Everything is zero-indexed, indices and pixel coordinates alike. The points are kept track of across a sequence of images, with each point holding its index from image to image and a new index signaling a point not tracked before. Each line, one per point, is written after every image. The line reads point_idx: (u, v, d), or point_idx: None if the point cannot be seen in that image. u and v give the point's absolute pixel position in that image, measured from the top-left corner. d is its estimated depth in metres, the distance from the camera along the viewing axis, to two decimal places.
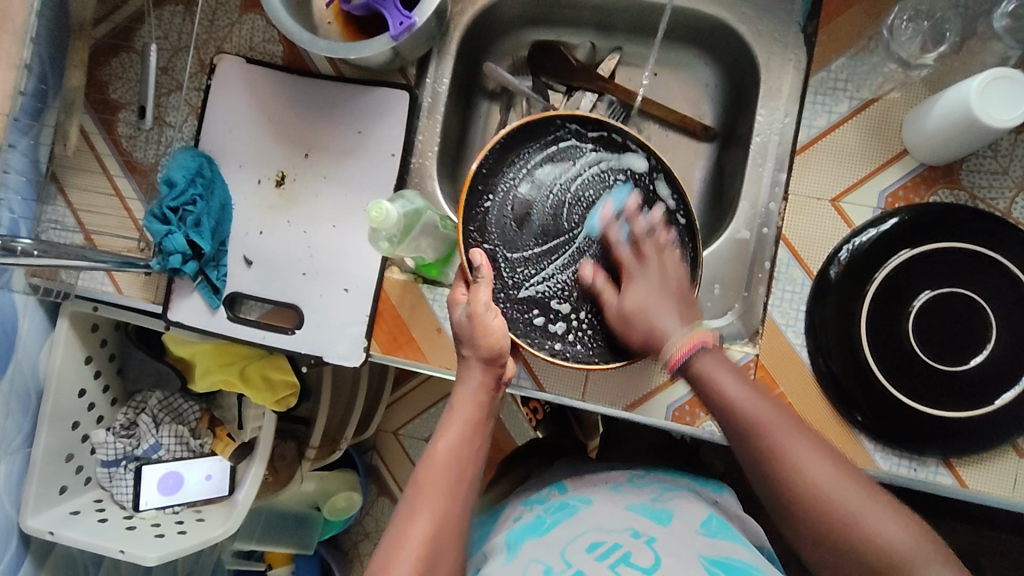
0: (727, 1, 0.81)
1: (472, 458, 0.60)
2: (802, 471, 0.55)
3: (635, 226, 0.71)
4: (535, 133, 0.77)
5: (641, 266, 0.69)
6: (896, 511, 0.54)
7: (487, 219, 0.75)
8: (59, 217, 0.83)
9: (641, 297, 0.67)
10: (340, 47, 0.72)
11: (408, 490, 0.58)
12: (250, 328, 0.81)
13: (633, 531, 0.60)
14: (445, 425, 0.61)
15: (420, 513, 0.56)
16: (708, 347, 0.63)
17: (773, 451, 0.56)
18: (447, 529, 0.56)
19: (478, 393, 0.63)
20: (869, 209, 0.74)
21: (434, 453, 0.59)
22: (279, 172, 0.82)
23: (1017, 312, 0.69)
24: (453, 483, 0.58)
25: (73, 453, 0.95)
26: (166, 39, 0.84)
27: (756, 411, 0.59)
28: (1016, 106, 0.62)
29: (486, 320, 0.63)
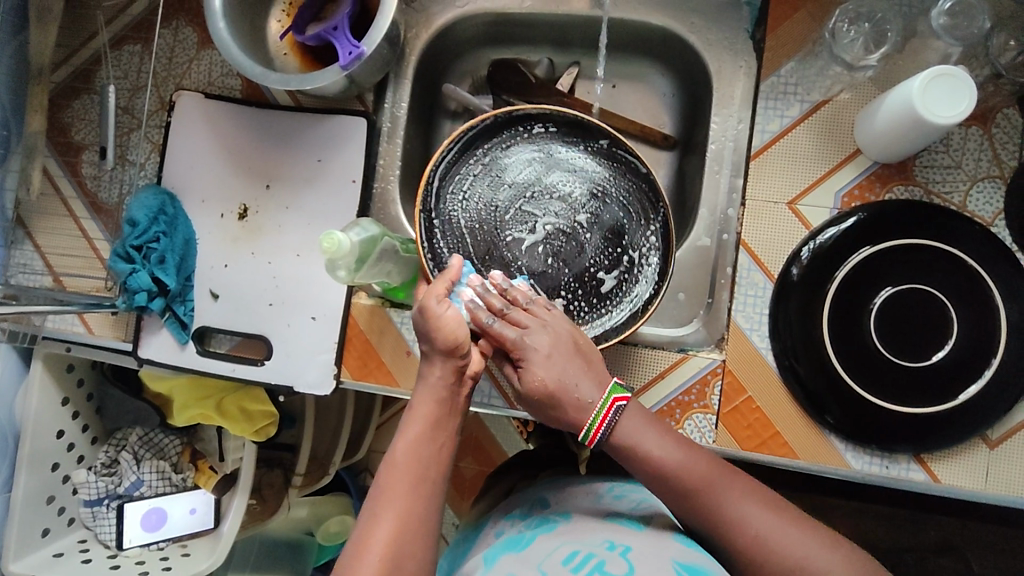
0: (675, 12, 0.82)
1: (435, 456, 0.59)
2: (742, 523, 0.56)
3: (490, 302, 0.65)
4: (490, 131, 0.76)
5: (526, 337, 0.63)
6: (838, 546, 0.55)
7: (456, 219, 0.75)
8: (27, 261, 0.84)
9: (544, 376, 0.61)
10: (292, 79, 0.72)
11: (374, 491, 0.58)
12: (219, 362, 0.81)
13: (610, 543, 0.59)
14: (407, 423, 0.61)
15: (383, 515, 0.55)
16: (623, 410, 0.62)
17: (712, 509, 0.57)
18: (413, 526, 0.56)
19: (437, 387, 0.62)
20: (826, 210, 0.75)
21: (394, 454, 0.59)
22: (241, 205, 0.82)
23: (976, 304, 0.70)
24: (419, 480, 0.58)
25: (54, 494, 0.95)
26: (125, 79, 0.85)
27: (692, 471, 0.59)
28: (959, 102, 0.63)
29: (438, 312, 0.62)
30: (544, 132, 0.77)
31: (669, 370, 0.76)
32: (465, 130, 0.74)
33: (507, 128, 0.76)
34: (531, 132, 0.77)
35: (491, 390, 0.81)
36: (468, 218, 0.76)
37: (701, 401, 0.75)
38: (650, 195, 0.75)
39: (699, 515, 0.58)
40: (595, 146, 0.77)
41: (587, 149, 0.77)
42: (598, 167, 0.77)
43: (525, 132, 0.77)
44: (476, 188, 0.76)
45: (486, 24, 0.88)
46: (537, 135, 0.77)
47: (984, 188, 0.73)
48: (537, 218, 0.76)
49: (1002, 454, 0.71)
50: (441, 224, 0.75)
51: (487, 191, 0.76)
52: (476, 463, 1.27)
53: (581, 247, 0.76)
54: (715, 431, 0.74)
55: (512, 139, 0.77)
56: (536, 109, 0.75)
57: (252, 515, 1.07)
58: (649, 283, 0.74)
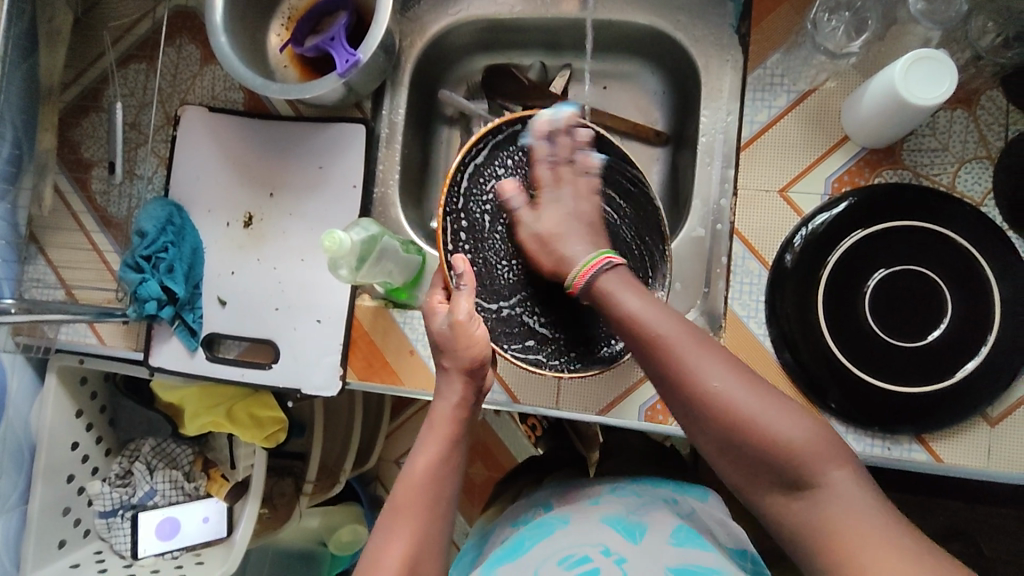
0: (662, 11, 0.84)
1: (450, 478, 0.60)
2: (702, 381, 0.54)
3: (565, 146, 0.71)
4: (512, 135, 0.74)
5: (557, 191, 0.70)
6: (801, 414, 0.54)
7: (473, 224, 0.72)
8: (40, 276, 0.86)
9: (554, 221, 0.68)
10: (292, 89, 0.75)
11: (387, 506, 0.59)
12: (228, 367, 0.83)
13: (605, 547, 0.59)
14: (424, 443, 0.61)
15: (395, 536, 0.56)
16: (614, 268, 0.63)
17: (677, 368, 0.55)
18: (427, 548, 0.57)
19: (456, 404, 0.63)
20: (817, 196, 0.76)
21: (411, 473, 0.59)
22: (246, 214, 0.85)
23: (969, 283, 0.71)
24: (432, 496, 0.59)
25: (70, 506, 0.96)
26: (132, 96, 0.88)
27: (656, 327, 0.57)
28: (941, 83, 0.64)
29: (470, 329, 0.63)
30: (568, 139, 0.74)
31: None
32: (493, 130, 0.72)
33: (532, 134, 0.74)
34: None
35: (494, 386, 0.81)
36: (489, 222, 0.73)
37: None
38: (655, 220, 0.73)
39: (654, 362, 0.57)
40: (616, 161, 0.74)
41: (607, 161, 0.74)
42: (611, 186, 0.74)
43: None
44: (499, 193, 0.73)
45: (478, 31, 0.90)
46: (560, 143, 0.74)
47: (972, 169, 0.74)
48: None
49: (1003, 431, 0.71)
50: (465, 227, 0.72)
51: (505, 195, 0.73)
52: (486, 469, 1.28)
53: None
54: None
55: (538, 143, 0.74)
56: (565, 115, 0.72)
57: (263, 523, 1.09)
58: None
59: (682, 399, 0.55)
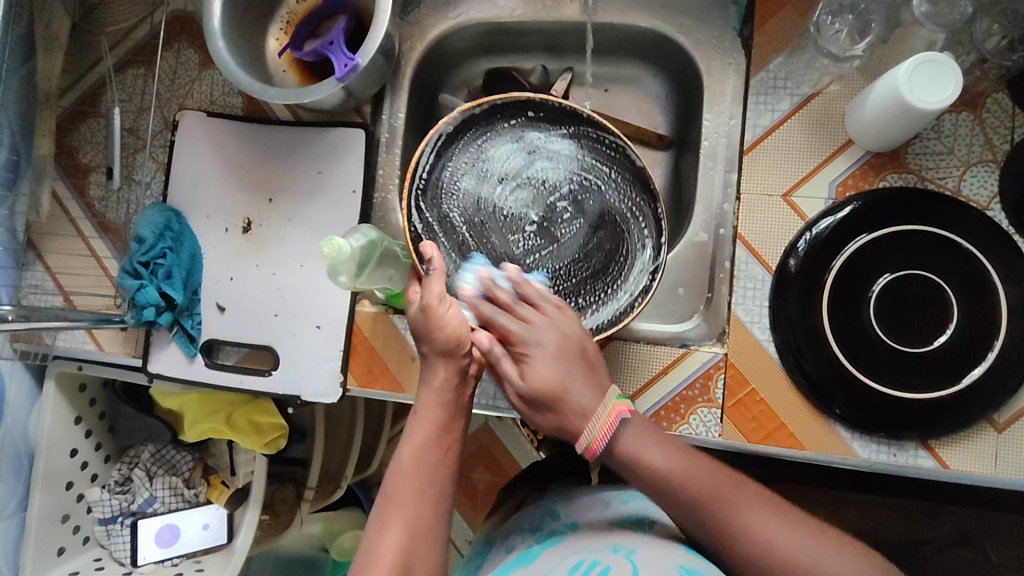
0: (663, 14, 0.83)
1: (439, 463, 0.60)
2: (753, 531, 0.55)
3: (500, 297, 0.64)
4: (469, 123, 0.75)
5: (531, 331, 0.62)
6: (853, 547, 0.55)
7: (445, 217, 0.74)
8: (38, 283, 0.85)
9: (547, 375, 0.60)
10: (290, 94, 0.74)
11: (380, 505, 0.58)
12: (228, 374, 0.83)
13: (613, 548, 0.59)
14: (412, 430, 0.61)
15: (391, 527, 0.56)
16: (628, 417, 0.61)
17: (725, 523, 0.56)
18: (422, 537, 0.56)
19: (439, 391, 0.62)
20: (821, 201, 0.75)
21: (401, 463, 0.59)
22: (245, 219, 0.84)
23: (976, 288, 0.70)
24: (424, 488, 0.58)
25: (69, 513, 0.96)
26: (130, 101, 0.88)
27: (694, 477, 0.58)
28: (946, 87, 0.63)
29: (441, 312, 0.61)
30: (526, 119, 0.77)
31: (673, 364, 0.77)
32: (446, 122, 0.74)
33: (487, 119, 0.76)
34: (512, 120, 0.76)
35: (496, 393, 0.80)
36: (460, 214, 0.75)
37: (704, 396, 0.75)
38: (640, 175, 0.75)
39: (698, 517, 0.57)
40: (579, 130, 0.76)
41: (571, 133, 0.77)
42: (590, 153, 0.76)
43: (506, 120, 0.76)
44: (463, 182, 0.75)
45: (478, 34, 0.90)
46: (519, 120, 0.77)
47: (978, 173, 0.73)
48: (519, 203, 0.76)
49: (1011, 437, 0.70)
50: (436, 224, 0.74)
51: (472, 183, 0.76)
52: (489, 474, 1.28)
53: (567, 234, 0.76)
54: (720, 425, 0.75)
55: (499, 127, 0.76)
56: (513, 95, 0.75)
57: (264, 530, 1.10)
58: (643, 280, 0.73)
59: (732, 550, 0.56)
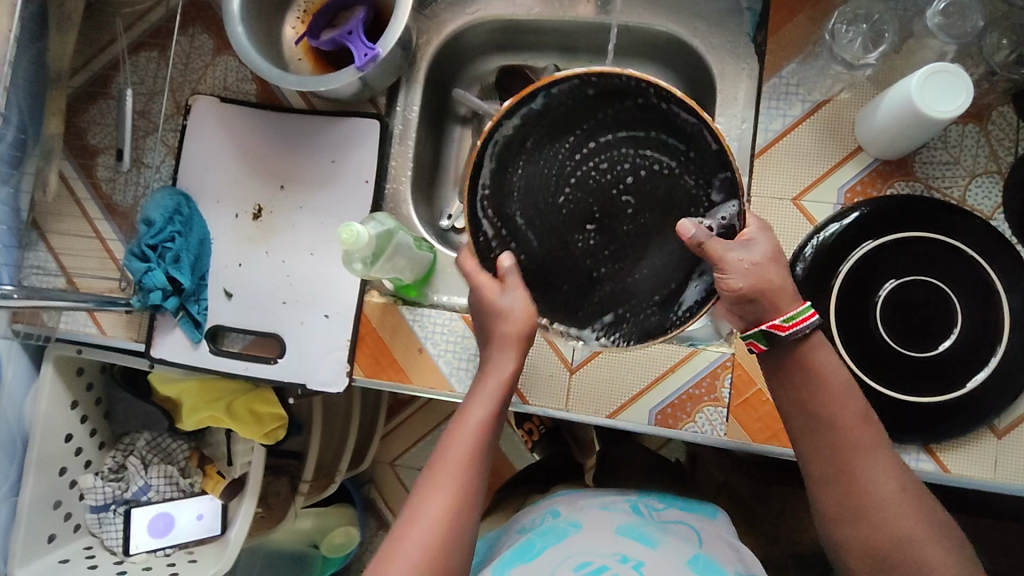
0: (679, 17, 0.84)
1: (492, 438, 0.64)
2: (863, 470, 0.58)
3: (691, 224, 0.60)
4: (525, 114, 0.65)
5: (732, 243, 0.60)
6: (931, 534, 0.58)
7: (508, 220, 0.67)
8: (41, 263, 0.84)
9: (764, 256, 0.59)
10: (308, 81, 0.74)
11: (428, 470, 0.62)
12: (232, 361, 0.82)
13: (622, 555, 0.61)
14: (473, 402, 0.65)
15: (437, 489, 0.60)
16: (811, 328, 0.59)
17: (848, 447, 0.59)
18: (464, 503, 0.60)
19: (505, 373, 0.66)
20: (830, 205, 0.77)
21: (458, 430, 0.63)
22: (256, 205, 0.84)
23: (980, 294, 0.72)
24: (473, 458, 0.62)
25: (61, 500, 0.94)
26: (142, 84, 0.87)
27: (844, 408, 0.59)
28: (957, 96, 0.65)
29: (513, 304, 0.64)
30: (586, 100, 0.65)
31: (680, 363, 0.77)
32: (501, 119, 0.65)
33: (541, 106, 0.65)
34: (568, 104, 0.65)
35: None
36: (524, 218, 0.67)
37: (710, 394, 0.76)
38: (719, 159, 0.62)
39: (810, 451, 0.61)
40: (643, 104, 0.64)
41: (636, 111, 0.64)
42: (658, 130, 0.64)
43: (563, 105, 0.65)
44: (524, 182, 0.67)
45: (493, 31, 0.90)
46: (575, 102, 0.65)
47: (983, 183, 0.75)
48: (580, 198, 0.66)
49: (1010, 444, 0.72)
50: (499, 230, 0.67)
51: (532, 184, 0.67)
52: None
53: (631, 231, 0.65)
54: (726, 423, 0.76)
55: (554, 112, 0.66)
56: (566, 75, 0.63)
57: (257, 522, 1.09)
58: (700, 282, 0.64)
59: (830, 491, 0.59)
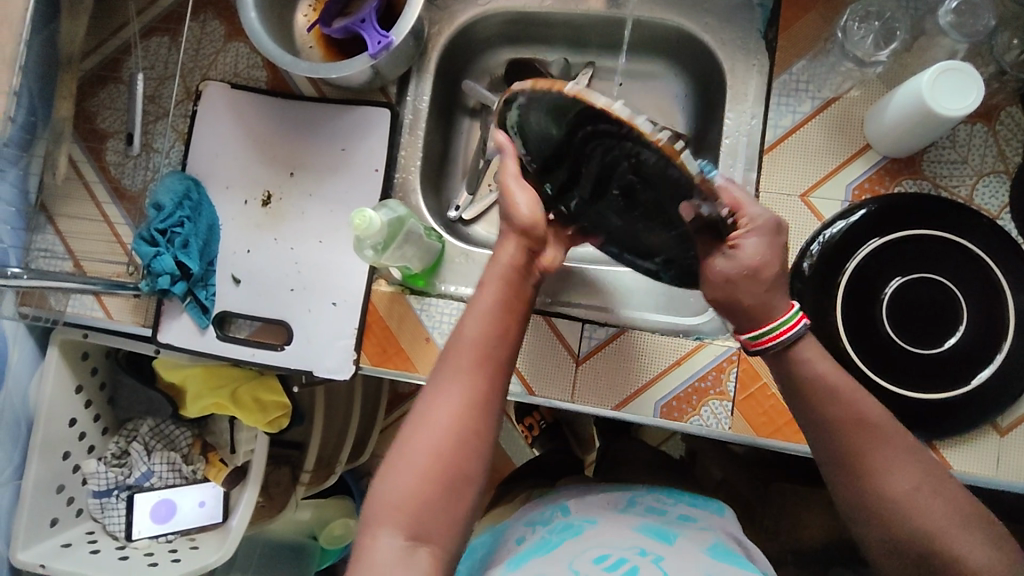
0: (691, 12, 0.84)
1: (502, 336, 0.59)
2: (891, 475, 0.55)
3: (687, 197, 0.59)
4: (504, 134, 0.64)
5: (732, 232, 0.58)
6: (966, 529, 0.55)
7: None
8: (48, 246, 0.85)
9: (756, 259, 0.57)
10: (321, 68, 0.74)
11: (438, 369, 0.58)
12: (240, 347, 0.82)
13: (641, 549, 0.61)
14: (476, 301, 0.60)
15: (445, 389, 0.56)
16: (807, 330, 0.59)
17: (871, 451, 0.56)
18: (479, 403, 0.56)
19: (507, 267, 0.61)
20: (837, 202, 0.77)
21: (463, 331, 0.59)
22: (265, 192, 0.84)
23: (986, 293, 0.72)
24: (483, 358, 0.58)
25: (64, 484, 0.94)
26: (153, 69, 0.87)
27: (863, 412, 0.56)
28: (967, 94, 0.65)
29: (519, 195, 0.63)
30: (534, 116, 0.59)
31: (685, 357, 0.78)
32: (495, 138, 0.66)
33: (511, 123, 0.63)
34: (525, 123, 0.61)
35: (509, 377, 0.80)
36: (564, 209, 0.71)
37: (716, 388, 0.76)
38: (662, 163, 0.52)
39: (853, 485, 0.57)
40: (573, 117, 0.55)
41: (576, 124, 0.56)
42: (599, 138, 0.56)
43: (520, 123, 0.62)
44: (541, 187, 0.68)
45: (505, 23, 0.91)
46: (535, 104, 0.57)
47: (990, 183, 0.75)
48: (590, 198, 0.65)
49: (1012, 442, 0.72)
50: None
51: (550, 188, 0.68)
52: None
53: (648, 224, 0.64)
54: (730, 417, 0.76)
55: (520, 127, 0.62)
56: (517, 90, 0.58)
57: (258, 512, 1.08)
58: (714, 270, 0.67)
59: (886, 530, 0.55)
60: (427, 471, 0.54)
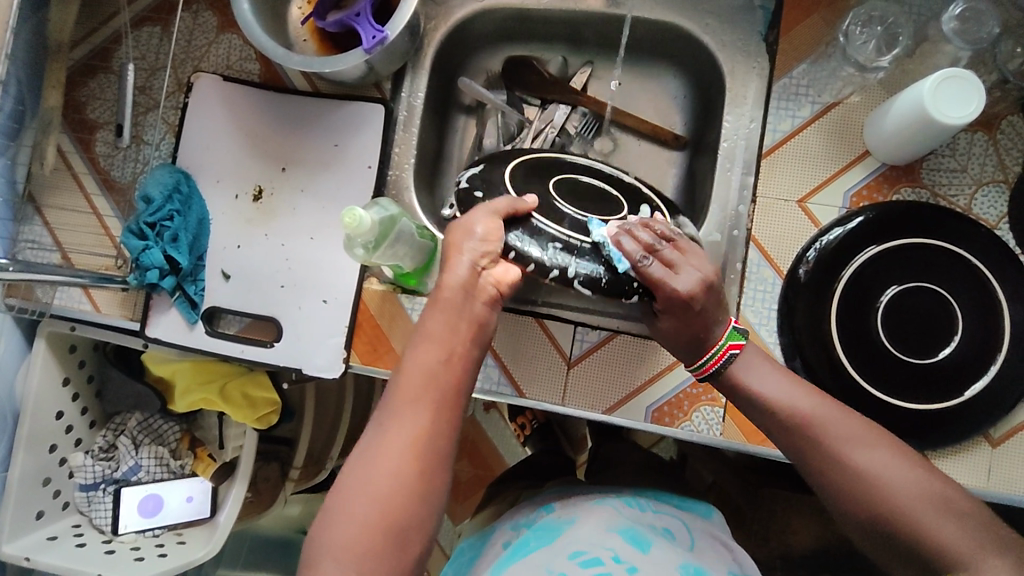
0: (691, 12, 0.83)
1: (447, 372, 0.57)
2: (850, 461, 0.56)
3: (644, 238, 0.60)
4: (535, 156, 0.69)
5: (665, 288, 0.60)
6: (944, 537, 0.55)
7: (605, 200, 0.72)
8: (35, 238, 0.83)
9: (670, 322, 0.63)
10: (314, 62, 0.73)
11: (384, 407, 0.55)
12: (229, 343, 0.81)
13: (616, 554, 0.60)
14: (421, 333, 0.58)
15: (391, 428, 0.54)
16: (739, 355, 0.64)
17: (825, 443, 0.58)
18: (425, 445, 0.54)
19: (452, 297, 0.58)
20: (835, 209, 0.76)
21: (408, 367, 0.56)
22: (256, 187, 0.83)
23: (981, 303, 0.72)
24: (428, 396, 0.55)
25: (50, 477, 0.93)
26: (143, 59, 0.85)
27: (803, 410, 0.59)
28: (969, 104, 0.64)
29: (470, 226, 0.59)
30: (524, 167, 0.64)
31: (678, 362, 0.77)
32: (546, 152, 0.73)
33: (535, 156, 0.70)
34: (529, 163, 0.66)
35: (500, 378, 0.79)
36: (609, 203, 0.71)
37: (708, 394, 0.76)
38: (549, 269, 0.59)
39: (819, 482, 0.59)
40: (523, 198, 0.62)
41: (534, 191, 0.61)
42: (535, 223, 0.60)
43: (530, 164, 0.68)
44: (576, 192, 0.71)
45: (503, 19, 0.89)
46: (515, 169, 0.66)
47: (989, 192, 0.74)
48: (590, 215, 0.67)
49: (1004, 453, 0.72)
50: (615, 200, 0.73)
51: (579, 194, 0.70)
52: (473, 466, 1.27)
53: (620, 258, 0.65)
54: (722, 423, 0.75)
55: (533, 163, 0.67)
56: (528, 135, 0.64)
57: (246, 508, 1.07)
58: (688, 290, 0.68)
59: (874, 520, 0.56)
60: (372, 521, 0.51)
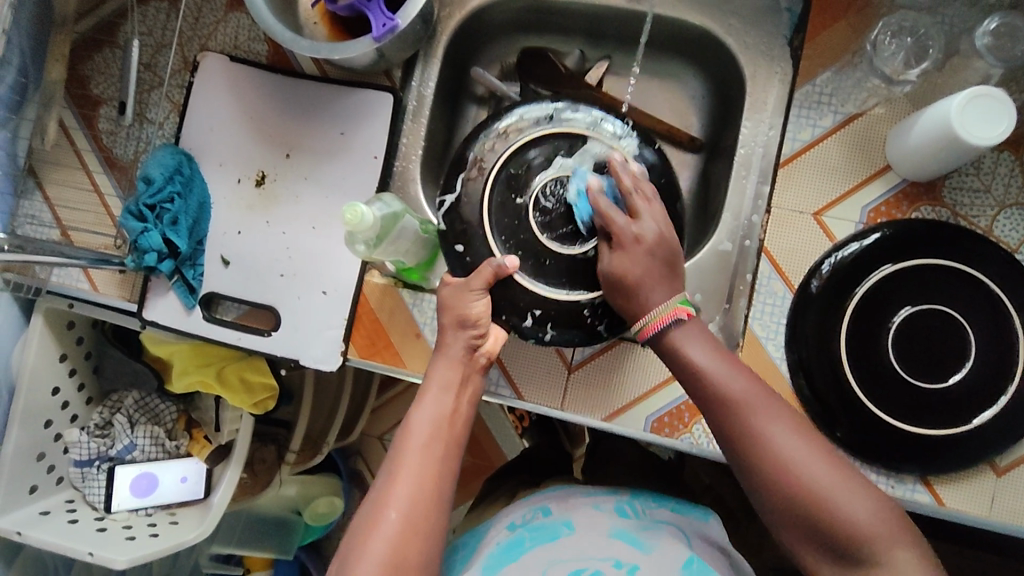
0: (714, 11, 0.80)
1: (451, 426, 0.61)
2: (769, 441, 0.57)
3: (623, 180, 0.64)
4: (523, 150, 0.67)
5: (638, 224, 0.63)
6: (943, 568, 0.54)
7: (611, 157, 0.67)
8: (35, 213, 0.82)
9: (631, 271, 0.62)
10: (322, 47, 0.71)
11: (390, 460, 0.58)
12: (226, 330, 0.80)
13: (616, 561, 0.61)
14: (423, 393, 0.62)
15: (399, 478, 0.57)
16: (685, 320, 0.62)
17: (748, 425, 0.58)
18: (433, 488, 0.57)
19: (451, 361, 0.64)
20: (852, 223, 0.74)
21: (411, 424, 0.60)
22: (259, 171, 0.81)
23: (998, 329, 0.69)
24: (434, 448, 0.59)
25: (45, 452, 0.93)
26: (150, 35, 0.83)
27: (730, 386, 0.60)
28: (997, 124, 0.62)
29: (468, 305, 0.64)
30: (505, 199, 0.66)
31: None
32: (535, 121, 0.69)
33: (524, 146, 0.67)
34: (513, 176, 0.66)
35: (499, 380, 0.78)
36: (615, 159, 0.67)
37: None
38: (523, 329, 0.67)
39: (741, 461, 0.59)
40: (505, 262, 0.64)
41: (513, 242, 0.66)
42: (516, 299, 0.66)
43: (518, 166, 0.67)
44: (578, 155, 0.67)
45: (520, 10, 0.86)
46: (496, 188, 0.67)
47: (1011, 215, 0.72)
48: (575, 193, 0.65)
49: (1009, 482, 0.70)
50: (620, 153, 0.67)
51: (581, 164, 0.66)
52: (470, 457, 1.26)
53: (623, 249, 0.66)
54: None
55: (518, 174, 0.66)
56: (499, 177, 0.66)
57: (241, 488, 1.07)
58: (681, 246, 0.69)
59: (783, 503, 0.56)
60: (386, 566, 0.53)
